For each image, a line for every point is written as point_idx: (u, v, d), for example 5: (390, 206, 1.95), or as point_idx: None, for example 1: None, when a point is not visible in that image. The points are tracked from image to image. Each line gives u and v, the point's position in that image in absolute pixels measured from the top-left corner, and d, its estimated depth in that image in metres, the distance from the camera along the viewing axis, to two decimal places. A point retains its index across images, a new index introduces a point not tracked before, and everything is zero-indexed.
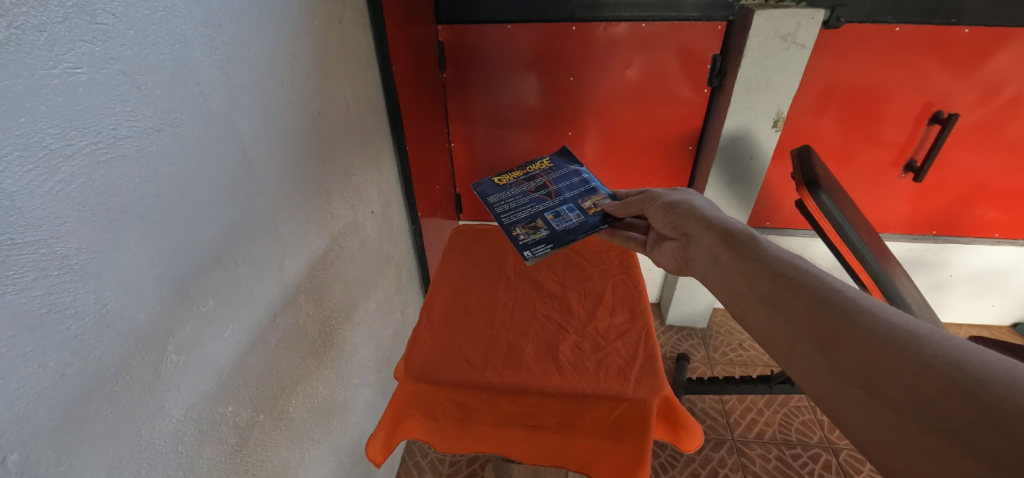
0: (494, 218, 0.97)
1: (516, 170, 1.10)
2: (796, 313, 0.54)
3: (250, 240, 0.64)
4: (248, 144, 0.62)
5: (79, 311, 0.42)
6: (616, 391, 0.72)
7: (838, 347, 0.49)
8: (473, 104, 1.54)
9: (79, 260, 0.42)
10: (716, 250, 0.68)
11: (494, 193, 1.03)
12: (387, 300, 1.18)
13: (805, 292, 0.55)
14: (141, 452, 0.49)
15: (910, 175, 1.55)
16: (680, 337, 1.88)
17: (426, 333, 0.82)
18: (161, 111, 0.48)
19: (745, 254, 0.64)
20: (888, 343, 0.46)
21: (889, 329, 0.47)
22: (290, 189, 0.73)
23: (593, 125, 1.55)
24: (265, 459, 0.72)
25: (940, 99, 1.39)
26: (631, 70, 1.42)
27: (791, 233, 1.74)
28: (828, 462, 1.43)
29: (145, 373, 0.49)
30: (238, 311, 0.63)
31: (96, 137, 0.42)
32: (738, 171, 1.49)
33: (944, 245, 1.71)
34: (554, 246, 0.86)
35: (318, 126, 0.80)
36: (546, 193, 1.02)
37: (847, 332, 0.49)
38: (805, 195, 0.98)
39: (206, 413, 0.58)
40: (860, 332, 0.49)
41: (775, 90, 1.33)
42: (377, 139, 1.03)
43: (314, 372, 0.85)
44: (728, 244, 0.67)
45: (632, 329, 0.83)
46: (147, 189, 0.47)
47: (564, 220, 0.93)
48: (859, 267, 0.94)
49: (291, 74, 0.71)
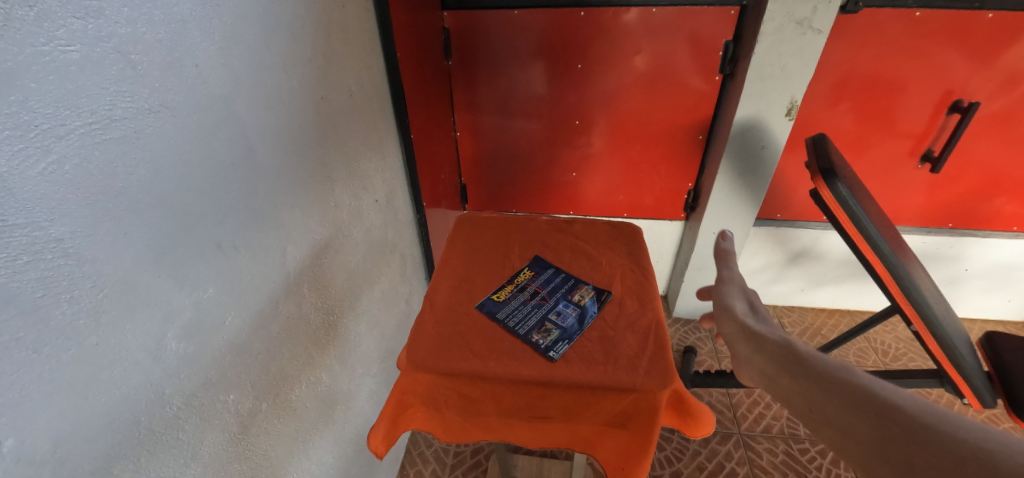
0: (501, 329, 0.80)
1: (505, 285, 0.89)
2: (822, 405, 0.42)
3: (255, 225, 0.64)
4: (249, 128, 0.60)
5: (75, 296, 0.41)
6: (625, 383, 0.70)
7: (912, 473, 0.34)
8: (480, 92, 1.51)
9: (74, 243, 0.41)
10: (767, 372, 0.51)
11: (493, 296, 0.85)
12: (392, 290, 1.17)
13: (835, 385, 0.43)
14: (139, 441, 0.49)
15: (927, 166, 1.51)
16: (687, 330, 1.86)
17: (428, 322, 0.80)
18: (157, 92, 0.47)
19: (807, 373, 0.46)
20: (924, 444, 0.34)
21: (976, 443, 0.33)
22: (292, 173, 0.71)
23: (600, 114, 1.52)
24: (267, 448, 0.71)
25: (960, 88, 1.35)
26: (640, 58, 1.39)
27: (802, 225, 1.71)
28: (837, 457, 1.41)
29: (143, 359, 0.48)
30: (238, 298, 0.62)
31: (90, 118, 0.41)
32: (750, 160, 1.45)
33: (960, 239, 1.67)
34: (575, 344, 0.76)
35: (321, 111, 0.78)
36: (539, 295, 0.87)
37: (877, 432, 0.37)
38: (821, 184, 0.93)
39: (206, 401, 0.57)
40: (889, 419, 0.37)
41: (789, 77, 1.29)
42: (381, 127, 1.01)
43: (317, 361, 0.84)
44: (776, 359, 0.51)
45: (642, 318, 0.81)
46: (145, 173, 0.46)
47: (570, 309, 0.83)
48: (873, 258, 0.92)
49: (292, 58, 0.69)
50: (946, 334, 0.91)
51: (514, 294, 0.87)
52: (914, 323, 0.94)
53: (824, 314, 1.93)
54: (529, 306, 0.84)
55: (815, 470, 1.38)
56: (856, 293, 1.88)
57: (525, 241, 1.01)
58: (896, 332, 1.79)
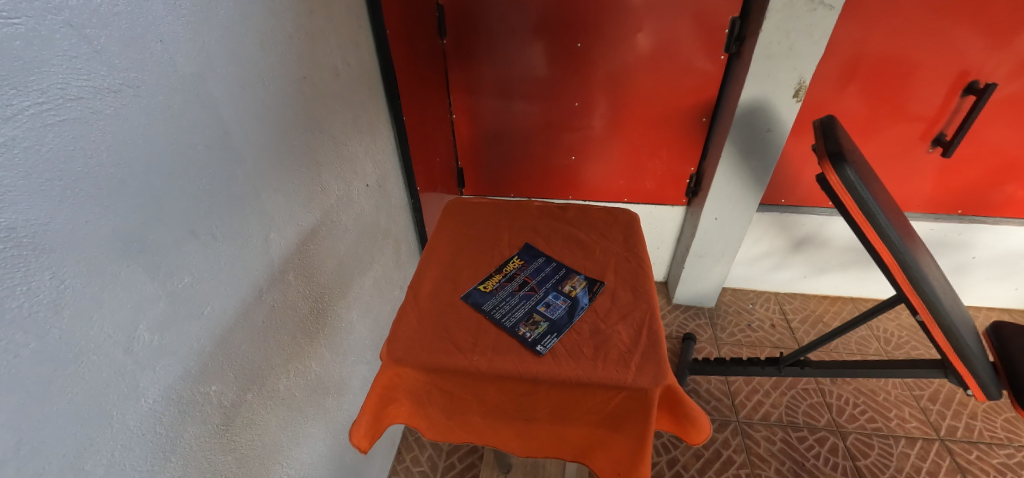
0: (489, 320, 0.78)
1: (494, 274, 0.87)
2: None
3: (232, 211, 0.61)
4: (223, 109, 0.57)
5: (33, 288, 0.39)
6: (616, 381, 0.68)
7: None
8: (476, 73, 1.47)
9: (28, 233, 0.38)
10: None
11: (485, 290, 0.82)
12: (386, 276, 1.15)
13: None
14: (112, 435, 0.47)
15: (939, 150, 1.46)
16: (687, 316, 1.85)
17: (412, 313, 0.78)
18: (117, 70, 0.44)
19: None
20: None
21: None
22: (274, 157, 0.69)
23: (600, 95, 1.47)
24: (255, 439, 0.70)
25: (977, 68, 1.29)
26: (642, 36, 1.34)
27: (806, 211, 1.67)
28: (835, 446, 1.41)
29: (112, 353, 0.46)
30: (217, 288, 0.59)
31: (41, 97, 0.38)
32: (753, 144, 1.41)
33: (969, 226, 1.63)
34: (564, 338, 0.74)
35: (304, 92, 0.75)
36: (530, 285, 0.84)
37: None
38: (828, 169, 0.89)
39: (184, 394, 0.56)
40: None
41: (797, 56, 1.24)
42: (371, 109, 0.98)
43: (305, 350, 0.83)
44: None
45: (636, 310, 0.79)
46: (105, 157, 0.43)
47: (560, 300, 0.81)
48: (881, 245, 0.89)
49: (270, 34, 0.65)
50: (952, 323, 0.88)
51: (502, 284, 0.84)
52: (921, 312, 0.91)
53: (827, 302, 1.90)
54: (517, 297, 0.82)
55: (812, 459, 1.37)
56: (860, 280, 1.85)
57: (517, 227, 0.98)
58: (899, 320, 1.77)
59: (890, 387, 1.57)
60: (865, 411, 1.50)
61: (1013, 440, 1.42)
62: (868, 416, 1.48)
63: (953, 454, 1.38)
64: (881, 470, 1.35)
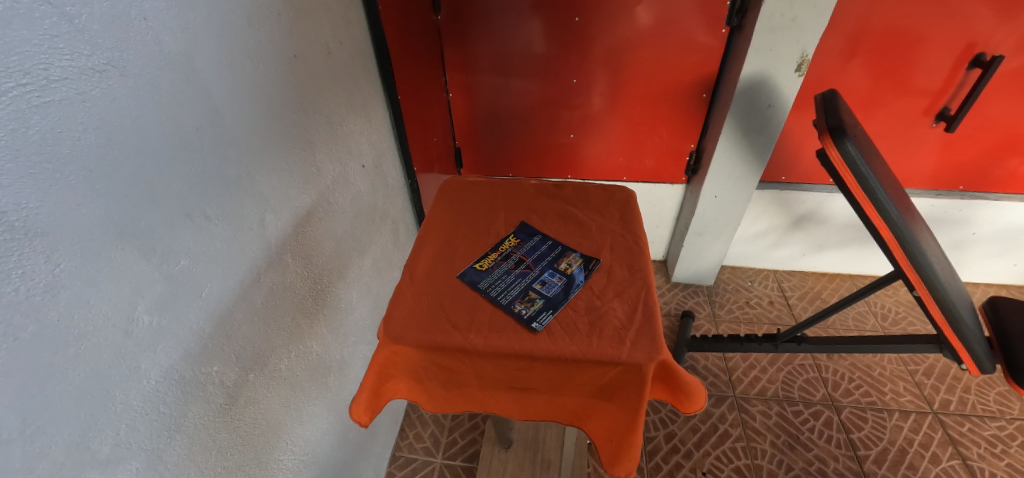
0: (486, 299, 0.78)
1: (491, 252, 0.87)
2: None
3: (226, 194, 0.60)
4: (213, 90, 0.57)
5: (27, 273, 0.39)
6: (610, 356, 0.69)
7: None
8: (473, 51, 1.44)
9: (21, 217, 0.38)
10: None
11: (483, 273, 0.82)
12: (384, 257, 1.15)
13: None
14: (117, 414, 0.48)
15: (942, 125, 1.44)
16: (686, 294, 1.86)
17: (408, 293, 0.79)
18: (101, 49, 0.43)
19: None
20: None
21: None
22: (267, 138, 0.68)
23: (598, 71, 1.45)
24: (258, 418, 0.71)
25: (984, 40, 1.26)
26: (642, 10, 1.31)
27: (808, 188, 1.66)
28: (829, 419, 1.43)
29: (113, 335, 0.47)
30: (216, 269, 0.60)
31: (24, 79, 0.37)
32: (755, 119, 1.39)
33: (970, 202, 1.62)
34: (560, 314, 0.75)
35: (296, 71, 0.74)
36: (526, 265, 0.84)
37: None
38: (828, 144, 0.88)
39: (187, 373, 0.56)
40: None
41: (800, 29, 1.21)
42: (365, 87, 0.96)
43: (305, 331, 0.83)
44: None
45: (631, 287, 0.79)
46: (94, 138, 0.43)
47: (556, 278, 0.81)
48: (881, 223, 0.89)
49: (258, 11, 0.64)
50: (950, 300, 0.88)
51: (498, 263, 0.84)
52: (918, 288, 0.91)
53: (825, 279, 1.91)
54: (513, 276, 0.82)
55: (806, 432, 1.40)
56: (859, 257, 1.85)
57: (513, 206, 0.98)
58: (898, 296, 1.78)
59: (886, 362, 1.59)
60: (860, 386, 1.52)
61: (1005, 412, 1.44)
62: (862, 391, 1.50)
63: (945, 427, 1.40)
64: (873, 443, 1.37)
